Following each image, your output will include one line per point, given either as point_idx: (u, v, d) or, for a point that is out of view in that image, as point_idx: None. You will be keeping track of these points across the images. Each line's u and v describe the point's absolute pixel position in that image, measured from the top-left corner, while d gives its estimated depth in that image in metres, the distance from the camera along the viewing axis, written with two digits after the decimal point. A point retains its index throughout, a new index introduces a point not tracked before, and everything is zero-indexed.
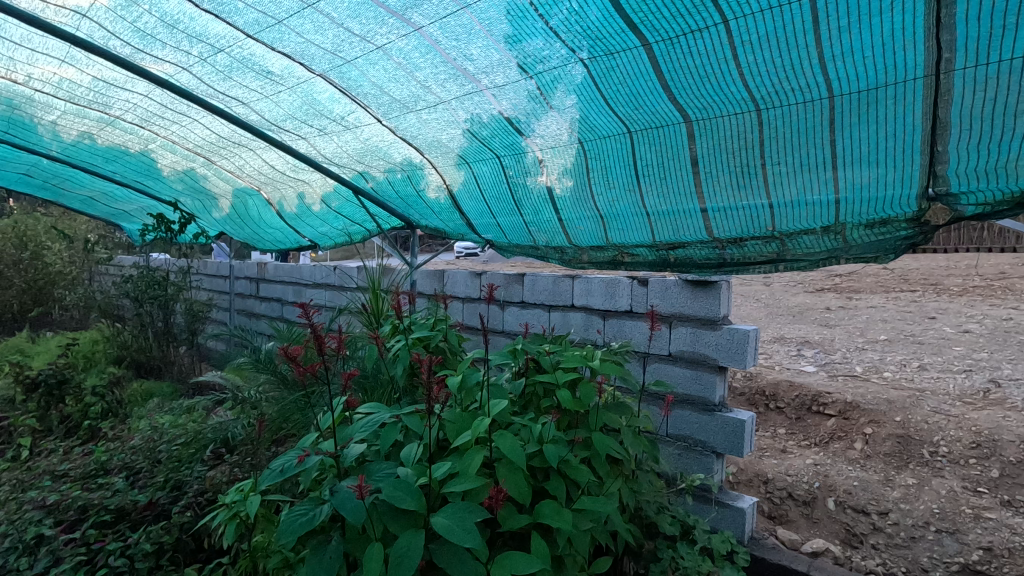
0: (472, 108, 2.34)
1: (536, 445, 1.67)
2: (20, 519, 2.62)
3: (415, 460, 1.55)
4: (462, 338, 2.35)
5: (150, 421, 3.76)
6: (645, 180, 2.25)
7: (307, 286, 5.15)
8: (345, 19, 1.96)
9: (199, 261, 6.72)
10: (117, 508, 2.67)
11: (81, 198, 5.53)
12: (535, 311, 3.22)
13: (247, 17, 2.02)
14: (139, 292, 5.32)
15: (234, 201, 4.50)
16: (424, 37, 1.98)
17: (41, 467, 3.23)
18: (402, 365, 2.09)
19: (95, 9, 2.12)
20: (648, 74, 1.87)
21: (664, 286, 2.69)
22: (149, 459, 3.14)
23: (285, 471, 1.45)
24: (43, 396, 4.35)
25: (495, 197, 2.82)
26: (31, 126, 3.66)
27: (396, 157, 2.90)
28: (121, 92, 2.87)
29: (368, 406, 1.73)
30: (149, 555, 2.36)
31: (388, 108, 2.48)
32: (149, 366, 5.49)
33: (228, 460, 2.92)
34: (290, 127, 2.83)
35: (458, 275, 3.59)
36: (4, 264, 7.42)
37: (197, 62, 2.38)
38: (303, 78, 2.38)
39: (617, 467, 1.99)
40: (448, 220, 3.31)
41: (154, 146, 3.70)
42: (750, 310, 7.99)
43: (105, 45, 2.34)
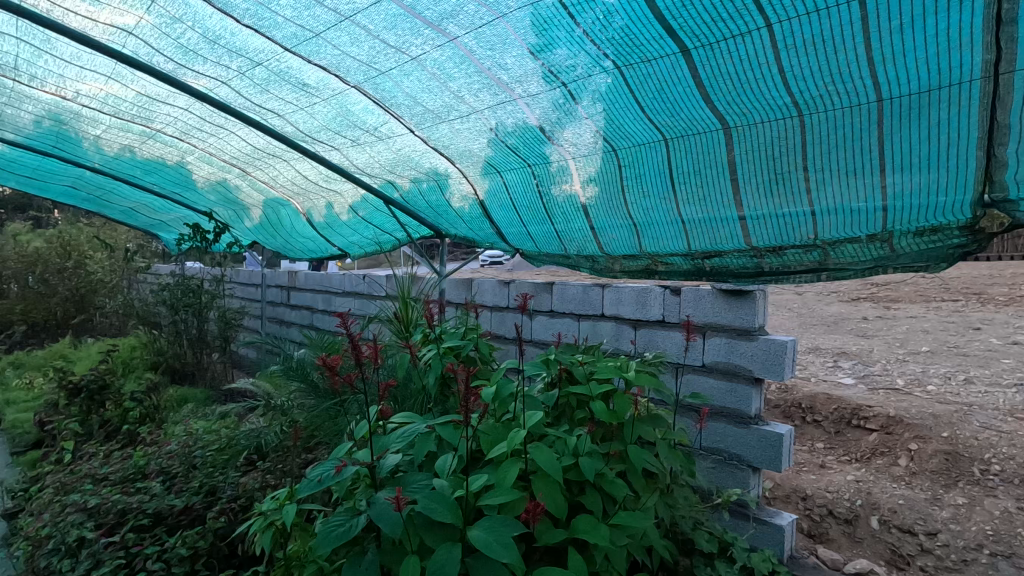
0: (504, 117, 2.34)
1: (571, 458, 1.65)
2: (64, 522, 2.71)
3: (450, 471, 1.54)
4: (493, 348, 2.34)
5: (186, 427, 3.85)
6: (680, 188, 2.21)
7: (336, 294, 5.22)
8: (382, 30, 1.98)
9: (233, 269, 6.88)
10: (154, 512, 2.72)
11: (122, 209, 5.73)
12: (564, 320, 3.19)
13: (286, 31, 2.06)
14: (174, 300, 5.46)
15: (267, 212, 4.59)
16: (458, 46, 1.99)
17: (84, 470, 3.34)
18: (434, 375, 2.08)
19: (141, 27, 2.19)
20: (685, 79, 1.84)
21: (697, 296, 2.64)
22: (185, 464, 3.20)
23: (322, 481, 1.45)
24: (86, 401, 4.38)
25: (526, 206, 2.80)
26: (78, 141, 3.81)
27: (426, 167, 2.91)
28: (163, 107, 2.97)
29: (401, 417, 1.72)
30: (184, 560, 2.41)
31: (421, 118, 2.49)
32: (183, 373, 5.63)
33: (260, 468, 2.96)
34: (324, 137, 2.87)
35: (486, 284, 3.59)
36: (51, 271, 7.86)
37: (236, 76, 2.44)
38: (338, 89, 2.42)
39: (652, 480, 1.95)
40: (477, 229, 3.31)
41: (191, 158, 3.81)
42: (783, 319, 7.82)
43: (149, 61, 2.42)
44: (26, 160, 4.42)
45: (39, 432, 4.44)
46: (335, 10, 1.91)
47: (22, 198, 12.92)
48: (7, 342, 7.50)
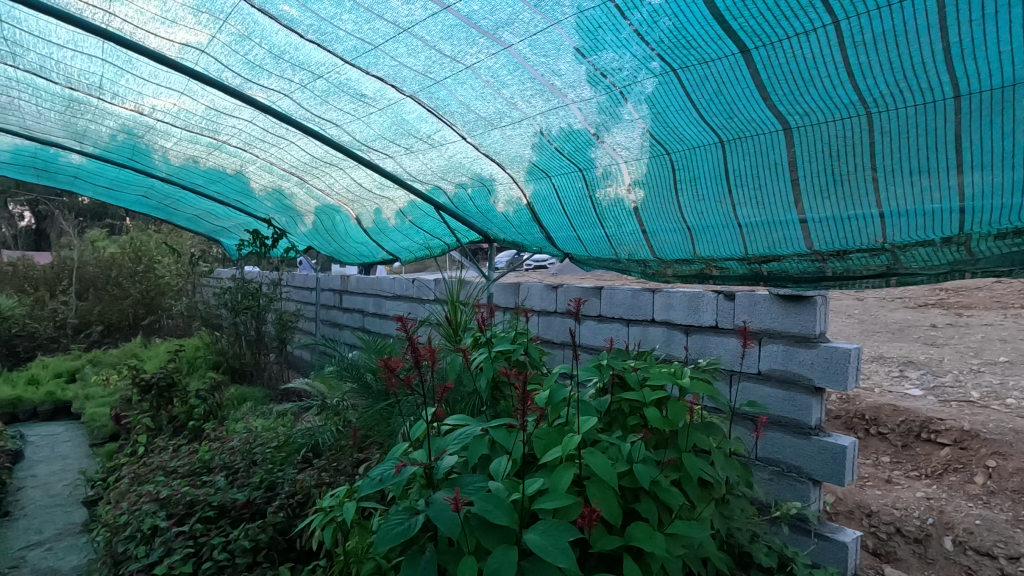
0: (556, 122, 2.34)
1: (625, 464, 1.63)
2: (139, 511, 2.90)
3: (504, 474, 1.55)
4: (543, 352, 2.33)
5: (246, 424, 4.04)
6: (737, 190, 2.16)
7: (386, 297, 5.34)
8: (438, 41, 2.03)
9: (288, 274, 7.16)
10: (219, 505, 2.86)
11: (188, 217, 6.08)
12: (613, 325, 3.16)
13: (347, 44, 2.14)
14: (236, 302, 5.74)
15: (321, 218, 4.76)
16: (513, 54, 2.02)
17: (156, 463, 3.55)
18: (485, 378, 2.09)
19: (213, 45, 2.33)
20: (745, 79, 1.81)
21: (753, 301, 2.57)
22: (246, 459, 3.35)
23: (383, 480, 1.48)
24: (155, 398, 4.67)
25: (576, 210, 2.80)
26: (151, 153, 4.07)
27: (477, 173, 2.96)
28: (230, 119, 3.14)
29: (456, 419, 1.74)
30: (247, 551, 2.53)
31: (474, 125, 2.53)
32: (243, 372, 5.89)
33: (316, 465, 3.05)
34: (378, 146, 2.96)
35: (534, 289, 3.61)
36: (124, 275, 8.45)
37: (299, 88, 2.55)
38: (393, 99, 2.49)
39: (708, 490, 1.89)
40: (526, 234, 3.32)
41: (252, 168, 4.00)
42: (842, 326, 7.47)
43: (219, 77, 2.57)
44: (105, 171, 4.75)
45: (116, 426, 4.77)
46: (394, 22, 1.97)
47: (98, 206, 13.82)
48: (85, 341, 8.04)
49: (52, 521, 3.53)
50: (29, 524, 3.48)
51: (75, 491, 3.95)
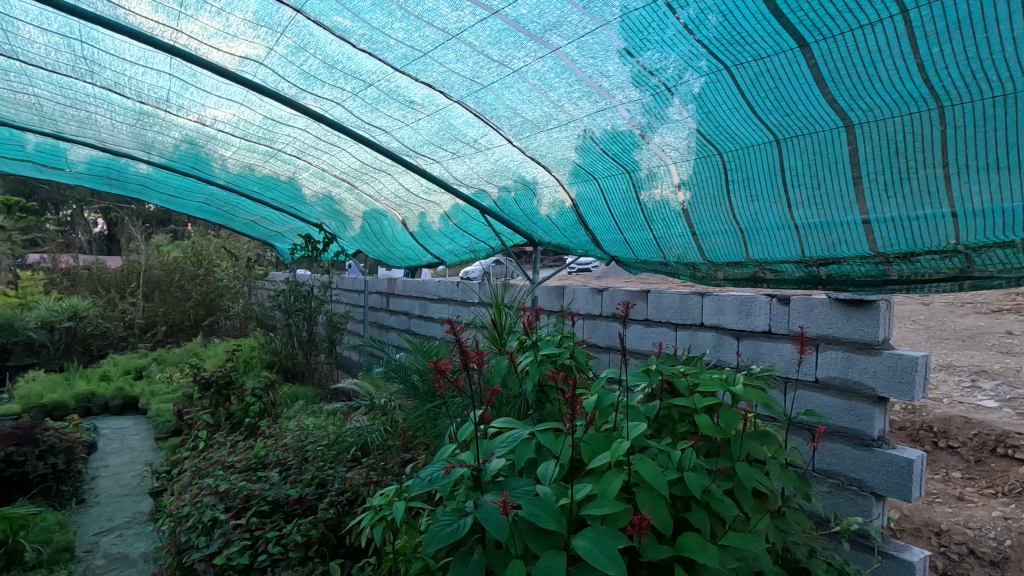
0: (604, 124, 2.32)
1: (676, 472, 1.59)
2: (200, 502, 3.04)
3: (552, 479, 1.54)
4: (589, 356, 2.30)
5: (299, 422, 4.18)
6: (793, 190, 2.09)
7: (432, 300, 5.43)
8: (486, 46, 2.04)
9: (338, 277, 7.38)
10: (273, 500, 2.97)
11: (246, 223, 6.35)
12: (661, 329, 3.10)
13: (397, 52, 2.19)
14: (289, 305, 5.96)
15: (370, 222, 4.87)
16: (560, 56, 2.01)
17: (215, 457, 3.71)
18: (532, 382, 2.08)
19: (271, 57, 2.43)
20: (804, 75, 1.74)
21: (809, 306, 2.47)
22: (299, 456, 3.47)
23: (432, 480, 1.50)
24: (214, 395, 4.88)
25: (623, 213, 2.76)
26: (212, 162, 4.28)
27: (523, 177, 2.96)
28: (285, 128, 3.26)
29: (502, 422, 1.74)
30: (299, 546, 2.62)
31: (521, 129, 2.53)
32: (295, 372, 6.10)
33: (365, 464, 3.13)
34: (426, 151, 3.01)
35: (579, 292, 3.59)
36: (186, 278, 8.91)
37: (350, 97, 2.63)
38: (441, 105, 2.53)
39: (762, 502, 1.82)
40: (572, 237, 3.30)
41: (305, 175, 4.15)
42: (906, 332, 7.09)
43: (276, 87, 2.67)
44: (170, 180, 5.02)
45: (179, 421, 5.03)
46: (443, 29, 2.00)
47: (162, 214, 14.61)
48: (151, 339, 8.51)
49: (121, 510, 3.75)
50: (101, 511, 3.72)
51: (142, 482, 4.19)
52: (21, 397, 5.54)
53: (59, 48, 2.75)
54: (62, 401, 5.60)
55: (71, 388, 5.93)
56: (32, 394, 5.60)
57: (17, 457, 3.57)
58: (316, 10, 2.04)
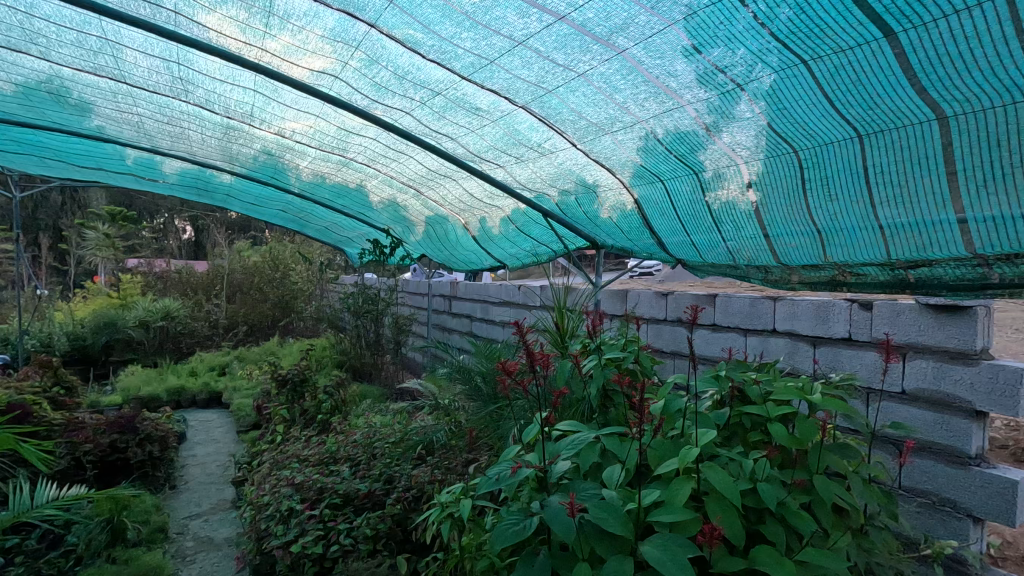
0: (671, 125, 2.28)
1: (748, 482, 1.53)
2: (279, 493, 3.23)
3: (618, 483, 1.52)
4: (654, 360, 2.25)
5: (367, 420, 4.35)
6: (877, 188, 1.97)
7: (493, 303, 5.50)
8: (552, 51, 2.06)
9: (403, 280, 7.62)
10: (344, 493, 3.11)
11: (319, 228, 6.69)
12: (729, 335, 3.00)
13: (465, 61, 2.24)
14: (357, 307, 6.22)
15: (434, 227, 5.00)
16: (627, 58, 2.00)
17: (291, 451, 3.93)
18: (596, 386, 2.05)
19: (346, 71, 2.56)
20: (890, 66, 1.65)
21: (895, 311, 2.31)
22: (367, 452, 3.61)
23: (499, 479, 1.52)
24: (290, 391, 5.16)
25: (690, 215, 2.70)
26: (289, 171, 4.54)
27: (587, 180, 2.95)
28: (357, 138, 3.42)
29: (567, 424, 1.73)
30: (368, 539, 2.73)
31: (585, 132, 2.52)
32: (363, 371, 6.36)
33: (429, 462, 3.22)
34: (491, 156, 3.07)
35: (643, 296, 3.53)
36: (264, 281, 9.49)
37: (419, 106, 2.72)
38: (506, 111, 2.57)
39: (843, 518, 1.72)
40: (636, 240, 3.25)
41: (374, 182, 4.32)
42: (1007, 342, 6.48)
43: (349, 99, 2.81)
44: (251, 189, 5.37)
45: (257, 415, 5.36)
46: (510, 37, 2.03)
47: (242, 220, 15.62)
48: (233, 338, 9.11)
49: (208, 496, 4.04)
50: (191, 497, 4.02)
51: (226, 471, 4.49)
52: (123, 390, 6.08)
53: (159, 70, 3.01)
54: (156, 394, 6.09)
55: (165, 382, 6.45)
56: (132, 387, 6.14)
57: (121, 444, 3.91)
58: (389, 24, 2.12)
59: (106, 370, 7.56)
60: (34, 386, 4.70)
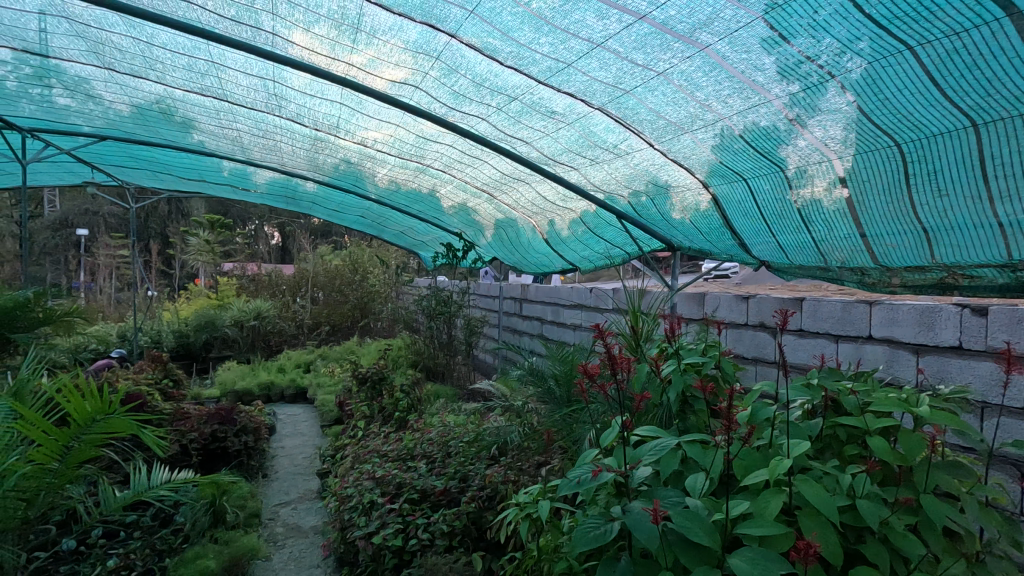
0: (756, 121, 2.18)
1: (846, 498, 1.43)
2: (361, 486, 3.38)
3: (703, 492, 1.47)
4: (737, 366, 2.15)
5: (441, 419, 4.47)
6: (995, 182, 1.80)
7: (564, 306, 5.48)
8: (631, 51, 2.04)
9: (475, 283, 7.76)
10: (421, 489, 3.21)
11: (395, 233, 6.95)
12: (818, 341, 2.83)
13: (542, 66, 2.26)
14: (431, 309, 6.40)
15: (506, 231, 5.05)
16: (710, 54, 1.94)
17: (371, 446, 4.09)
18: (676, 392, 1.99)
19: (426, 81, 2.65)
20: (1012, 47, 1.50)
21: (1015, 318, 2.10)
22: (442, 450, 3.71)
23: (581, 482, 1.50)
24: (369, 389, 5.39)
25: (776, 215, 2.57)
26: (369, 179, 4.75)
27: (664, 180, 2.88)
28: (435, 145, 3.53)
29: (646, 429, 1.69)
30: (444, 534, 2.79)
31: (663, 131, 2.47)
32: (437, 371, 6.52)
33: (503, 463, 3.25)
34: (565, 159, 3.07)
35: (722, 300, 3.41)
36: (345, 284, 9.98)
37: (496, 112, 2.77)
38: (582, 113, 2.57)
39: (955, 543, 1.58)
40: (716, 241, 3.14)
41: (450, 187, 4.43)
42: None
43: (429, 107, 2.91)
44: (334, 196, 5.67)
45: (339, 411, 5.64)
46: (588, 39, 2.03)
47: (324, 227, 16.52)
48: (317, 337, 9.63)
49: (296, 486, 4.30)
50: (281, 486, 4.30)
51: (312, 463, 4.76)
52: (221, 383, 6.60)
53: (256, 88, 3.25)
54: (249, 389, 6.56)
55: (257, 377, 6.93)
56: (229, 381, 6.64)
57: (220, 433, 4.24)
58: (468, 33, 2.18)
59: (206, 365, 8.23)
60: (148, 378, 5.19)
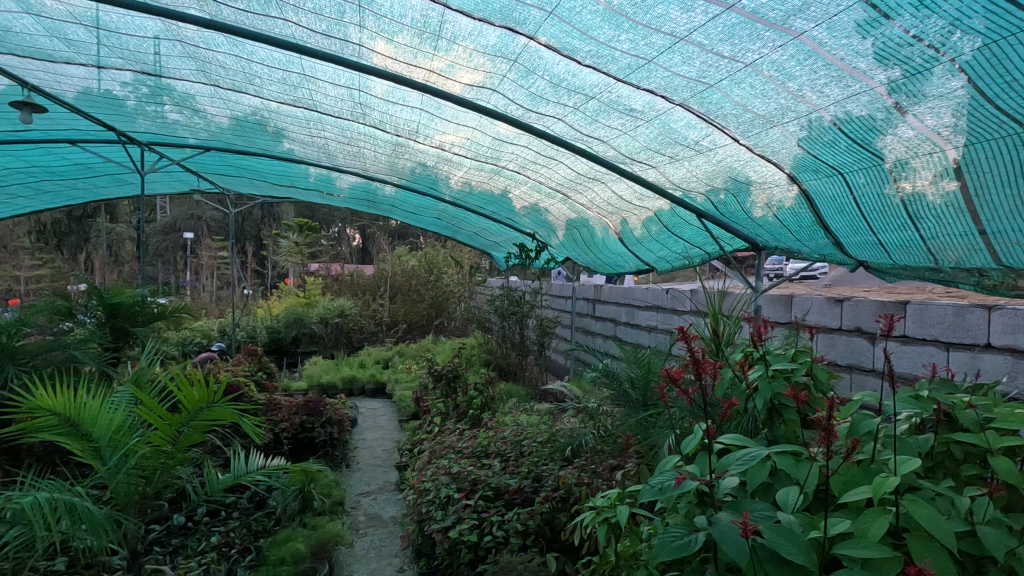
0: (855, 110, 2.02)
1: (964, 523, 1.30)
2: (438, 480, 3.47)
3: (796, 507, 1.38)
4: (832, 374, 2.00)
5: (514, 418, 4.50)
6: None
7: (639, 307, 5.37)
8: (717, 43, 1.96)
9: (547, 283, 7.76)
10: (496, 487, 3.25)
11: (470, 234, 7.08)
12: (926, 349, 2.59)
13: (621, 63, 2.23)
14: (505, 309, 6.47)
15: (580, 231, 5.02)
16: (805, 42, 1.82)
17: (447, 442, 4.19)
18: (763, 400, 1.88)
19: (504, 84, 2.69)
20: None
21: None
22: (516, 449, 3.74)
23: (663, 489, 1.45)
24: (444, 386, 5.53)
25: (878, 211, 2.37)
26: (445, 182, 4.87)
27: (749, 177, 2.75)
28: (511, 146, 3.56)
29: (732, 437, 1.61)
30: (518, 533, 2.81)
31: (750, 125, 2.35)
32: (509, 371, 6.58)
33: (577, 464, 3.23)
34: (643, 157, 3.01)
35: (812, 303, 3.20)
36: (421, 284, 10.31)
37: (572, 111, 2.76)
38: (662, 110, 2.50)
39: None
40: (808, 240, 2.94)
41: (524, 188, 4.45)
42: None
43: (505, 110, 2.95)
44: (412, 199, 5.86)
45: (416, 407, 5.83)
46: (671, 33, 1.97)
47: (401, 228, 17.13)
48: (394, 335, 10.00)
49: (376, 477, 4.49)
50: (362, 476, 4.50)
51: (391, 456, 4.95)
52: (308, 376, 7.01)
53: (343, 98, 3.42)
54: (333, 382, 6.93)
55: (340, 372, 7.30)
56: (315, 374, 7.05)
57: (309, 424, 4.52)
58: (546, 34, 2.18)
59: (294, 359, 8.78)
60: (245, 370, 5.61)
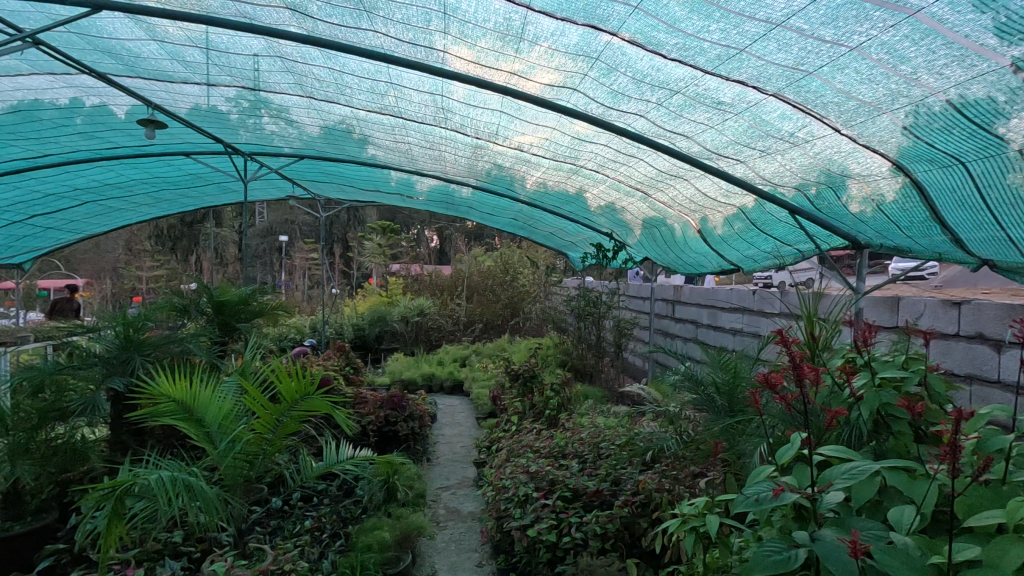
0: (980, 92, 1.82)
1: None
2: (515, 478, 3.50)
3: (912, 529, 1.26)
4: (949, 384, 1.82)
5: (591, 420, 4.45)
6: None
7: (723, 309, 5.14)
8: (819, 27, 1.83)
9: (624, 283, 7.62)
10: (574, 488, 3.22)
11: (546, 234, 7.10)
12: None
13: (710, 55, 2.14)
14: (581, 310, 6.42)
15: (660, 231, 4.88)
16: (921, 20, 1.66)
17: (524, 441, 4.22)
18: (870, 410, 1.74)
19: (585, 83, 2.67)
20: None
21: None
22: (594, 451, 3.69)
23: (759, 500, 1.36)
24: (520, 386, 5.57)
25: (1006, 204, 2.12)
26: (523, 183, 4.90)
27: (850, 169, 2.55)
28: (590, 146, 3.53)
29: (834, 449, 1.49)
30: (597, 536, 2.78)
31: (854, 113, 2.19)
32: (585, 372, 6.52)
33: (657, 469, 3.14)
34: (730, 152, 2.88)
35: (924, 305, 2.93)
36: (497, 284, 10.44)
37: (655, 107, 2.69)
38: (754, 101, 2.37)
39: None
40: (919, 237, 2.69)
41: (602, 187, 4.40)
42: None
43: (586, 109, 2.93)
44: (490, 201, 5.95)
45: (493, 405, 5.91)
46: (767, 20, 1.87)
47: (477, 228, 17.43)
48: (471, 334, 10.19)
49: (454, 472, 4.60)
50: (442, 471, 4.63)
51: (469, 452, 5.05)
52: (390, 372, 7.31)
53: (427, 103, 3.54)
54: (414, 378, 7.18)
55: (419, 369, 7.54)
56: (397, 371, 7.33)
57: (392, 418, 4.71)
58: (631, 29, 2.14)
59: (378, 356, 9.18)
60: (334, 365, 5.94)
